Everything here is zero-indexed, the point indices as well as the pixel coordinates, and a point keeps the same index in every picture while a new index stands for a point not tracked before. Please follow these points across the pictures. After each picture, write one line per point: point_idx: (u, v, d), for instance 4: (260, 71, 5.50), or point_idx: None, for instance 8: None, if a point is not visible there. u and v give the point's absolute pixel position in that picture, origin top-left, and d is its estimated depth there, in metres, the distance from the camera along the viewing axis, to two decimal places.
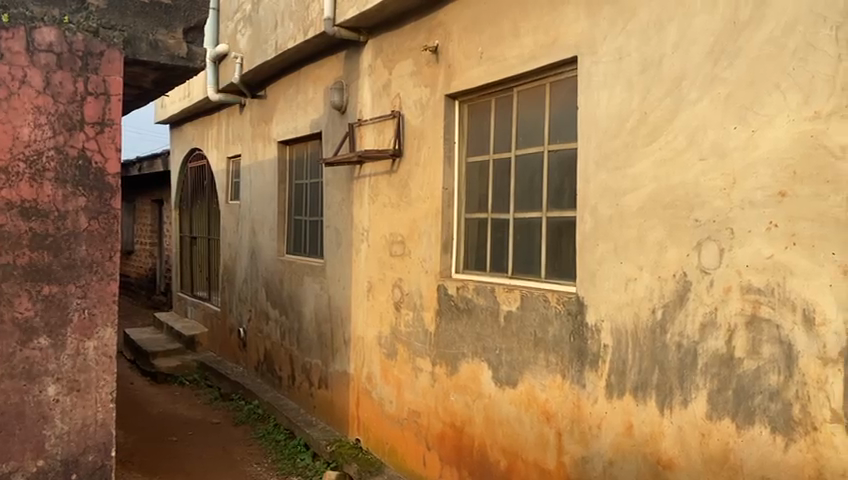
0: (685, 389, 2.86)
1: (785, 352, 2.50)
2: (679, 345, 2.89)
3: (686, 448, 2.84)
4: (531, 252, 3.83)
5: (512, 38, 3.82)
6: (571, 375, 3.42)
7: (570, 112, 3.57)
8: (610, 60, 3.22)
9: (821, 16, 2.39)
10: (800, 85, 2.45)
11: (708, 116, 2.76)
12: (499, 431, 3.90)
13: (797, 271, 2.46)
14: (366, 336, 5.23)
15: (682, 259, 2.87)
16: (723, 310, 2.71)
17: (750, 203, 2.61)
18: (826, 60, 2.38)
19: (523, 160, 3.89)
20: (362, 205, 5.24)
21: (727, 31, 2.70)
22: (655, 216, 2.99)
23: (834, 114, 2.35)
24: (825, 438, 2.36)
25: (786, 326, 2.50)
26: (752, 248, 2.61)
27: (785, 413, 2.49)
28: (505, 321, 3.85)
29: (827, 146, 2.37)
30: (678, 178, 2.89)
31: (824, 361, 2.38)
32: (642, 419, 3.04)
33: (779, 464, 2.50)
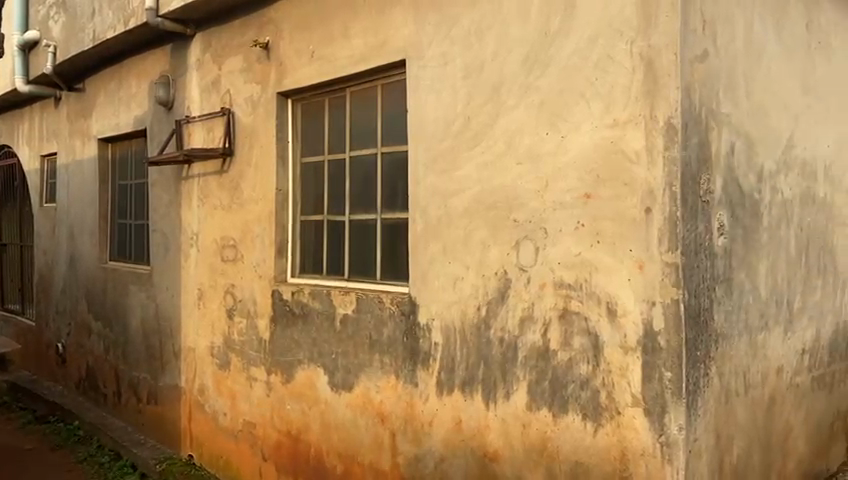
0: (507, 382, 2.97)
1: (593, 343, 2.67)
2: (502, 341, 3.00)
3: (509, 439, 2.96)
4: (365, 254, 3.81)
5: (342, 39, 3.79)
6: (404, 375, 3.45)
7: (400, 114, 3.59)
8: (435, 65, 3.28)
9: (618, 31, 2.58)
10: (602, 95, 2.63)
11: (523, 122, 2.89)
12: (335, 436, 3.85)
13: (600, 267, 2.65)
14: (197, 346, 4.96)
15: (504, 259, 2.98)
16: (539, 305, 2.85)
17: (560, 204, 2.77)
18: (623, 73, 2.57)
19: (356, 161, 3.87)
20: (191, 207, 4.97)
21: (539, 41, 2.84)
22: (478, 217, 3.09)
23: (630, 122, 2.55)
24: (628, 421, 2.56)
25: (593, 318, 2.67)
26: (564, 247, 2.76)
27: (594, 400, 2.66)
28: (340, 325, 3.80)
29: (624, 152, 2.57)
30: (498, 181, 3.00)
31: (625, 349, 2.57)
32: (470, 415, 3.12)
33: (590, 448, 2.67)
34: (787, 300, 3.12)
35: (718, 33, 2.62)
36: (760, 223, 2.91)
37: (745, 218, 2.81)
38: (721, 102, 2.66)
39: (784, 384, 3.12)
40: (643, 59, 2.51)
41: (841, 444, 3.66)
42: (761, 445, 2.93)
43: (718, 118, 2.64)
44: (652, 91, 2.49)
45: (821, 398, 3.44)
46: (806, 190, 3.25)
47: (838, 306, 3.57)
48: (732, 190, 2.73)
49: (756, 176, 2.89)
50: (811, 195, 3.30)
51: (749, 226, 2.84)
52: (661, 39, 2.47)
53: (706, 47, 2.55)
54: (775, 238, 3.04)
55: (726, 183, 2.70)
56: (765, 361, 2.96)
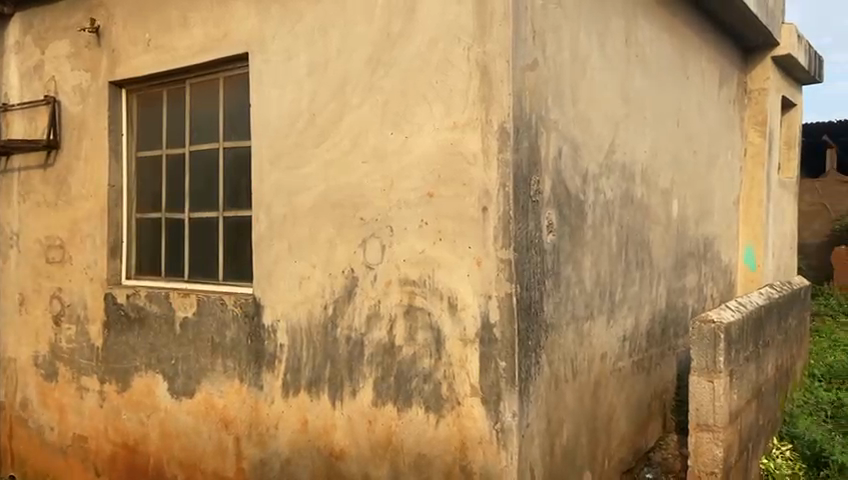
0: (353, 380, 2.99)
1: (435, 337, 2.75)
2: (348, 339, 3.00)
3: (354, 436, 2.98)
4: (208, 254, 3.66)
5: (182, 28, 3.61)
6: (249, 377, 3.36)
7: (244, 109, 3.48)
8: (279, 60, 3.22)
9: (457, 36, 2.67)
10: (442, 98, 2.71)
11: (368, 121, 2.91)
12: (176, 445, 3.68)
13: (442, 264, 2.73)
14: (19, 357, 4.51)
15: (349, 257, 2.99)
16: (384, 302, 2.88)
17: (404, 203, 2.82)
18: (461, 76, 2.67)
19: (197, 157, 3.71)
20: (9, 204, 4.50)
21: (382, 42, 2.87)
22: (324, 215, 3.07)
23: (468, 125, 2.65)
24: (467, 411, 2.67)
25: (435, 313, 2.75)
26: (407, 244, 2.81)
27: (436, 393, 2.75)
28: (181, 329, 3.63)
29: (463, 153, 2.67)
30: (343, 179, 3.00)
31: (464, 342, 2.68)
32: (316, 414, 3.11)
33: (432, 440, 2.76)
34: (610, 292, 3.41)
35: (547, 43, 2.79)
36: (585, 221, 3.16)
37: (572, 216, 3.03)
38: (549, 108, 2.84)
39: (607, 369, 3.39)
40: (479, 64, 2.63)
41: (657, 421, 4.05)
42: (587, 426, 3.17)
43: (547, 123, 2.82)
44: (488, 96, 2.60)
45: (640, 381, 3.79)
46: (626, 191, 3.57)
47: (654, 297, 3.95)
48: (560, 191, 2.94)
49: (582, 178, 3.12)
50: (630, 196, 3.62)
51: (575, 225, 3.07)
52: (495, 46, 2.59)
53: (536, 56, 2.71)
54: (599, 235, 3.30)
55: (555, 184, 2.90)
56: (591, 348, 3.22)
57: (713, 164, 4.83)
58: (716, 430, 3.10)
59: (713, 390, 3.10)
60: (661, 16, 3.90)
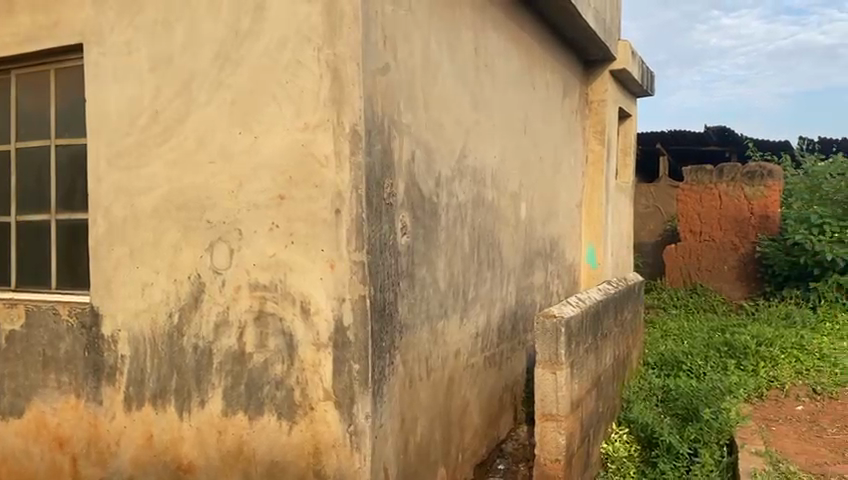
0: (202, 390, 2.87)
1: (287, 343, 2.70)
2: (196, 348, 2.88)
3: (203, 448, 2.87)
4: (38, 260, 3.37)
5: (6, 14, 3.29)
6: (86, 392, 3.12)
7: (79, 104, 3.24)
8: (118, 53, 3.02)
9: (307, 37, 2.63)
10: (292, 98, 2.66)
11: (215, 120, 2.81)
12: (3, 470, 3.35)
13: (294, 268, 2.68)
14: None
15: (196, 261, 2.86)
16: (234, 308, 2.79)
17: (254, 205, 2.74)
18: (311, 78, 2.63)
19: (25, 155, 3.41)
20: None
21: (230, 40, 2.77)
22: (168, 218, 2.92)
23: (320, 126, 2.62)
24: (320, 415, 2.65)
25: (287, 318, 2.70)
26: (257, 247, 2.74)
27: (288, 399, 2.70)
28: (7, 343, 3.32)
29: (314, 154, 2.64)
30: (189, 180, 2.87)
31: (317, 347, 2.65)
32: (162, 427, 2.95)
33: (285, 446, 2.71)
34: (463, 291, 3.52)
35: (398, 49, 2.82)
36: (438, 223, 3.24)
37: (425, 219, 3.09)
38: (401, 112, 2.87)
39: (461, 366, 3.51)
40: (329, 66, 2.59)
41: (509, 413, 4.24)
42: (441, 423, 3.26)
43: (399, 127, 2.85)
44: (339, 98, 2.58)
45: (491, 376, 3.95)
46: (477, 194, 3.71)
47: (504, 295, 4.13)
48: (413, 193, 2.98)
49: (434, 181, 3.19)
50: (481, 199, 3.76)
51: (429, 227, 3.13)
52: (345, 49, 2.56)
53: (387, 61, 2.73)
54: (452, 237, 3.39)
55: (408, 188, 2.94)
56: (444, 346, 3.30)
57: (558, 169, 5.14)
58: (559, 419, 3.30)
59: (556, 381, 3.29)
60: (509, 28, 4.08)
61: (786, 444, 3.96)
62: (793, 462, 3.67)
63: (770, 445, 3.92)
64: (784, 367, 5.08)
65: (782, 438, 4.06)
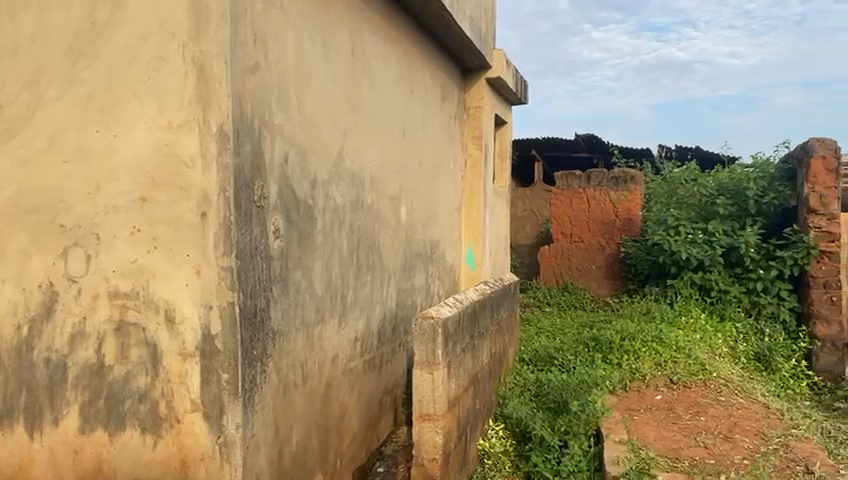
0: (55, 407, 2.65)
1: (151, 354, 2.56)
2: (48, 362, 2.66)
3: (58, 469, 2.66)
4: None
5: None
6: None
7: None
8: None
9: (170, 32, 2.50)
10: (154, 95, 2.53)
11: (68, 117, 2.62)
12: None
13: (158, 274, 2.55)
14: None
15: (48, 268, 2.65)
16: (91, 318, 2.61)
17: (114, 208, 2.58)
18: (176, 74, 2.51)
19: None
20: None
21: (85, 30, 2.59)
22: (16, 222, 2.69)
23: (184, 125, 2.51)
24: (187, 428, 2.54)
25: (150, 327, 2.56)
26: (117, 253, 2.58)
27: (153, 412, 2.56)
28: None
29: (179, 155, 2.52)
30: (40, 181, 2.66)
31: (184, 356, 2.53)
32: (10, 450, 2.71)
33: (149, 462, 2.57)
34: (340, 294, 3.49)
35: (269, 48, 2.75)
36: (314, 226, 3.19)
37: (300, 222, 3.04)
38: (273, 113, 2.80)
39: (339, 371, 3.48)
40: (194, 63, 2.48)
41: (389, 416, 4.25)
42: (318, 429, 3.21)
43: (271, 128, 2.78)
44: (204, 97, 2.47)
45: (371, 378, 3.95)
46: (355, 197, 3.69)
47: (384, 298, 4.14)
48: (287, 196, 2.92)
49: (310, 184, 3.15)
50: (359, 202, 3.75)
51: (304, 230, 3.08)
52: (211, 46, 2.46)
53: (257, 60, 2.65)
54: (328, 240, 3.35)
55: (282, 190, 2.88)
56: (321, 351, 3.26)
57: (437, 173, 5.23)
58: (436, 419, 3.35)
59: (433, 381, 3.34)
60: (386, 32, 4.10)
61: (646, 431, 4.23)
62: (652, 448, 3.93)
63: (632, 433, 4.17)
64: (645, 358, 5.44)
65: (643, 426, 4.34)
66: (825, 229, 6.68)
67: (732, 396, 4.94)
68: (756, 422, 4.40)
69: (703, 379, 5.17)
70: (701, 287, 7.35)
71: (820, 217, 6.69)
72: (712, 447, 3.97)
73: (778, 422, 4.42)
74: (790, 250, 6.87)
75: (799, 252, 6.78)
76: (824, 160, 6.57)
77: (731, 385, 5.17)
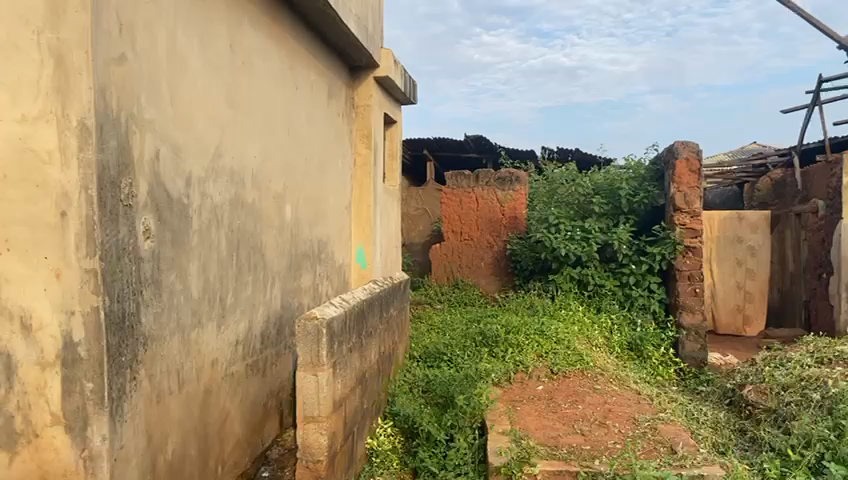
0: None
1: (4, 365, 2.37)
2: None
3: None
4: None
5: None
6: None
7: None
8: None
9: (24, 18, 2.33)
10: (6, 85, 2.34)
11: None
12: None
13: (12, 278, 2.37)
14: None
15: None
16: None
17: None
18: (30, 63, 2.33)
19: None
20: None
21: None
22: None
23: (41, 118, 2.33)
24: (47, 442, 2.38)
25: (3, 336, 2.37)
26: None
27: (8, 427, 2.38)
28: None
29: (35, 150, 2.34)
30: None
31: (43, 366, 2.36)
32: None
33: None
34: (220, 297, 3.38)
35: (137, 39, 2.61)
36: (189, 226, 3.06)
37: (173, 221, 2.91)
38: (142, 107, 2.66)
39: (219, 375, 3.37)
40: (51, 52, 2.31)
41: (274, 419, 4.17)
42: (196, 437, 3.09)
43: (140, 122, 2.64)
44: (63, 88, 2.31)
45: (255, 382, 3.85)
46: (235, 195, 3.58)
47: (268, 299, 4.05)
48: (158, 195, 2.79)
49: (184, 181, 3.02)
50: (240, 200, 3.64)
51: (178, 230, 2.95)
52: (70, 34, 2.30)
53: (124, 51, 2.51)
54: (205, 240, 3.23)
55: (153, 188, 2.75)
56: (199, 356, 3.14)
57: (325, 171, 5.17)
58: (320, 420, 3.31)
59: (317, 383, 3.30)
60: (268, 28, 4.01)
61: (528, 421, 4.39)
62: (533, 438, 4.08)
63: (515, 424, 4.31)
64: (528, 351, 5.63)
65: (525, 416, 4.49)
66: (689, 226, 7.17)
67: (607, 384, 5.21)
68: (628, 407, 4.67)
69: (582, 369, 5.42)
70: (579, 281, 7.76)
71: (684, 215, 7.18)
72: (588, 434, 4.18)
73: (647, 407, 4.71)
74: (660, 246, 7.33)
75: (667, 248, 7.24)
76: (687, 161, 7.08)
77: (606, 373, 5.45)
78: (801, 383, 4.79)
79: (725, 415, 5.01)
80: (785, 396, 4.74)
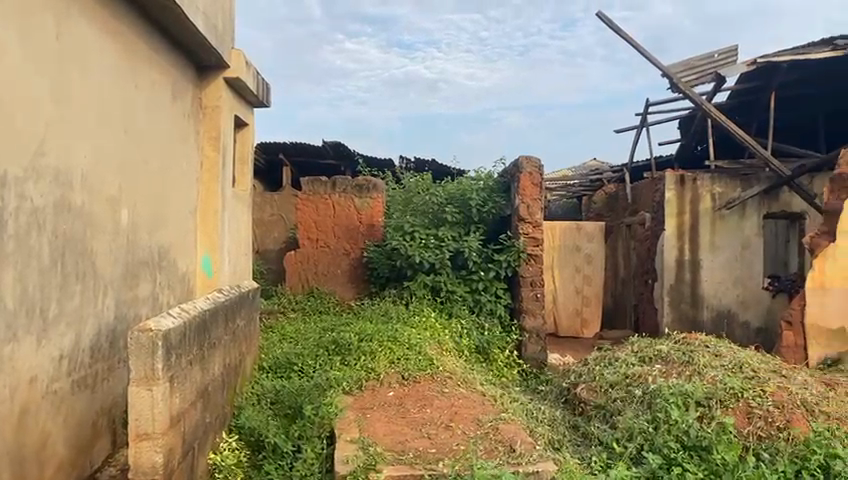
0: None
1: None
2: None
3: None
4: None
5: None
6: None
7: None
8: None
9: None
10: None
11: None
12: None
13: None
14: None
15: None
16: None
17: None
18: None
19: None
20: None
21: None
22: None
23: None
24: None
25: None
26: None
27: None
28: None
29: None
30: None
31: None
32: None
33: None
34: (41, 308, 3.10)
35: None
36: (3, 230, 2.78)
37: None
38: None
39: (39, 393, 3.08)
40: None
41: (105, 438, 3.89)
42: (11, 462, 2.82)
43: None
44: None
45: (82, 399, 3.57)
46: (60, 197, 3.31)
47: (99, 309, 3.77)
48: None
49: None
50: (66, 204, 3.37)
51: None
52: None
53: None
54: (24, 246, 2.96)
55: None
56: (14, 373, 2.86)
57: (167, 174, 4.90)
58: (155, 437, 3.13)
59: (152, 398, 3.12)
60: (103, 20, 3.75)
61: (376, 428, 4.42)
62: (380, 445, 4.11)
63: (363, 431, 4.31)
64: (380, 358, 5.65)
65: (374, 423, 4.51)
66: (532, 235, 7.59)
67: (455, 388, 5.37)
68: (473, 409, 4.84)
69: (431, 373, 5.54)
70: (432, 288, 7.91)
71: (528, 224, 7.60)
72: (434, 437, 4.28)
73: (491, 408, 4.91)
74: (505, 254, 7.71)
75: (511, 256, 7.64)
76: (531, 175, 7.51)
77: (454, 377, 5.61)
78: (626, 380, 5.21)
79: (561, 413, 5.34)
80: (613, 393, 5.14)
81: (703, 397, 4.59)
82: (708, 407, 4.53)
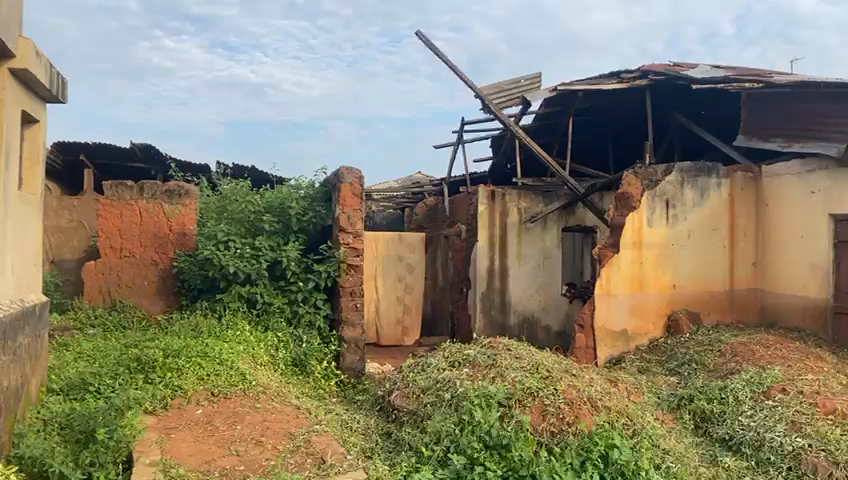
0: None
1: None
2: None
3: None
4: None
5: None
6: None
7: None
8: None
9: None
10: None
11: None
12: None
13: None
14: None
15: None
16: None
17: None
18: None
19: None
20: None
21: None
22: None
23: None
24: None
25: None
26: None
27: None
28: None
29: None
30: None
31: None
32: None
33: None
34: None
35: None
36: None
37: None
38: None
39: None
40: None
41: None
42: None
43: None
44: None
45: None
46: None
47: None
48: None
49: None
50: None
51: None
52: None
53: None
54: None
55: None
56: None
57: None
58: None
59: None
60: None
61: (181, 449, 4.21)
62: (184, 466, 3.94)
63: (166, 453, 4.10)
64: (188, 374, 5.36)
65: (178, 443, 4.30)
66: (352, 245, 7.66)
67: (268, 402, 5.26)
68: (285, 423, 4.77)
69: (244, 388, 5.36)
70: (247, 300, 7.67)
71: (348, 235, 7.65)
72: (243, 453, 4.17)
73: (304, 421, 4.89)
74: (325, 264, 7.68)
75: (332, 266, 7.63)
76: (351, 186, 7.61)
77: (269, 391, 5.47)
78: (437, 385, 5.41)
79: (375, 421, 5.45)
80: (424, 398, 5.31)
81: (504, 397, 4.91)
82: (509, 407, 4.85)
